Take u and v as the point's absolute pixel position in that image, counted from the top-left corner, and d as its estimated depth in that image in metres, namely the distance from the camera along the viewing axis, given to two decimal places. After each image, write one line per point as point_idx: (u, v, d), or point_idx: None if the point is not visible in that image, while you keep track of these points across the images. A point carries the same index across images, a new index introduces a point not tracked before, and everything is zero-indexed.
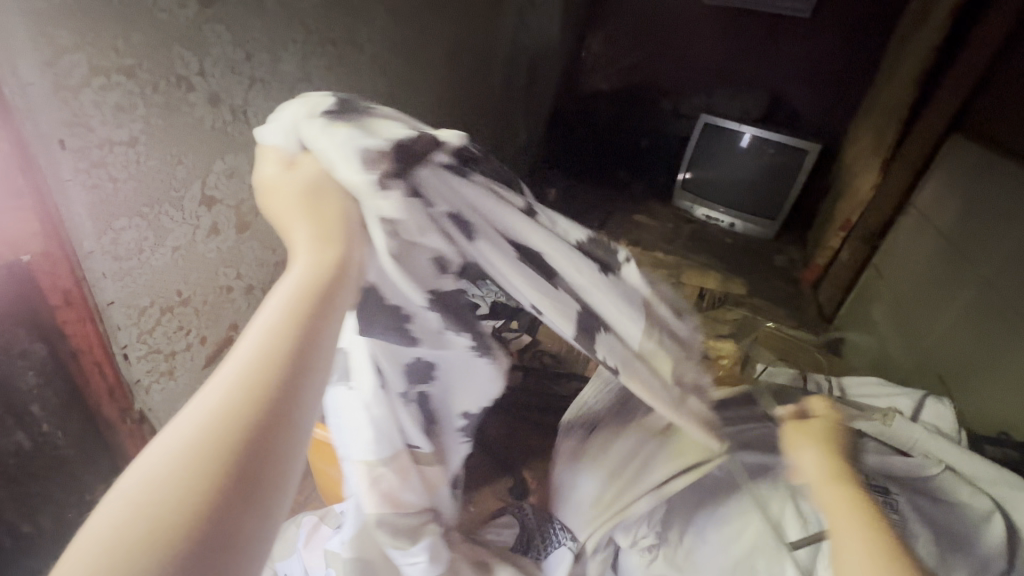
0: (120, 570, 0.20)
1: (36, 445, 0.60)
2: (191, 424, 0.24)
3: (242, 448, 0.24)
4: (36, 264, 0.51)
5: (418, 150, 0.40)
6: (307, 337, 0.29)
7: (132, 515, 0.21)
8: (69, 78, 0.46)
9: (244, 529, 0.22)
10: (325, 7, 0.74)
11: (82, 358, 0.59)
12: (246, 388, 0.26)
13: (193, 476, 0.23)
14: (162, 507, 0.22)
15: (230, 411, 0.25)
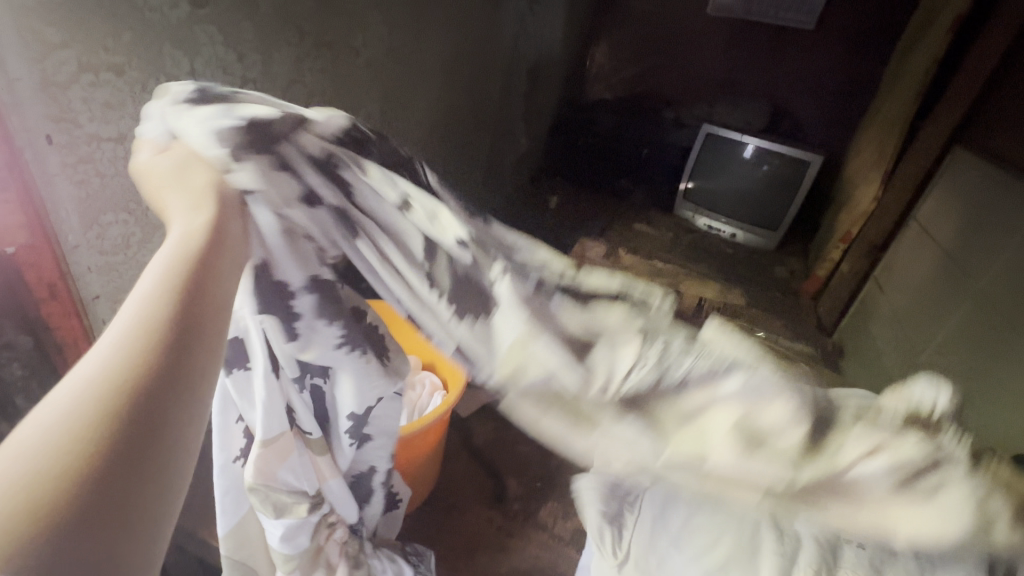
0: (26, 519, 0.22)
1: None
2: (68, 402, 0.25)
3: (140, 403, 0.26)
4: (21, 255, 0.52)
5: (279, 128, 0.39)
6: (190, 299, 0.31)
7: (6, 492, 0.22)
8: (57, 74, 0.47)
9: (139, 488, 0.24)
10: (321, 11, 0.75)
11: (67, 352, 0.60)
12: (125, 365, 0.27)
13: (91, 432, 0.24)
14: (60, 463, 0.23)
15: (110, 389, 0.26)
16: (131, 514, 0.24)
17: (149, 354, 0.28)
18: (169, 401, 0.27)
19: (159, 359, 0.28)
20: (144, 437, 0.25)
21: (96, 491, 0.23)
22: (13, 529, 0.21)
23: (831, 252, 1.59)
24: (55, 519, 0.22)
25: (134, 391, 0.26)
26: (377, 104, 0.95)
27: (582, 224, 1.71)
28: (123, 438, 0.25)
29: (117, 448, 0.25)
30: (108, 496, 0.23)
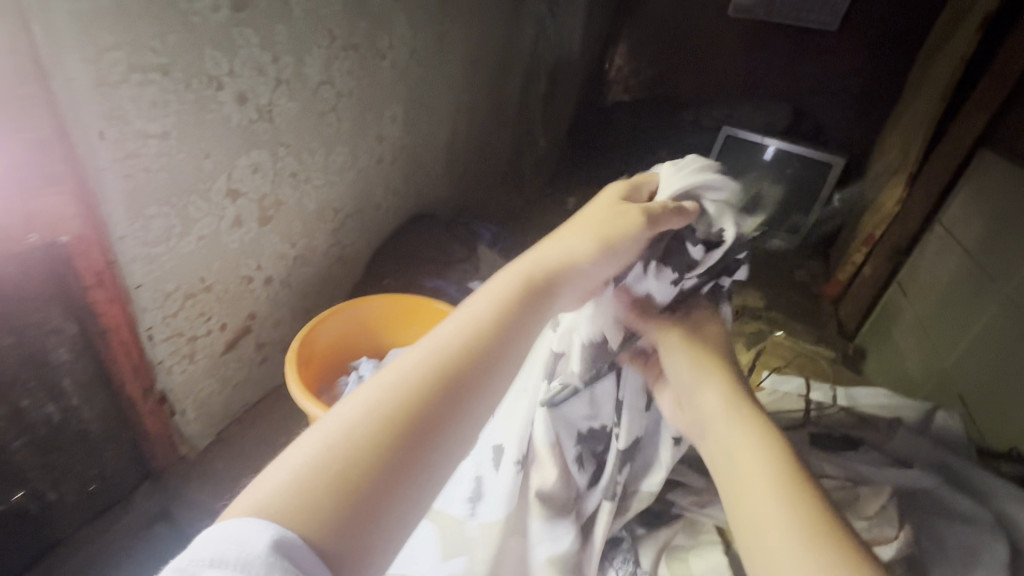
0: (320, 475, 0.29)
1: (65, 418, 0.65)
2: (382, 391, 0.33)
3: (417, 417, 0.32)
4: (73, 245, 0.55)
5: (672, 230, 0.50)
6: (485, 348, 0.37)
7: (335, 435, 0.31)
8: (110, 74, 0.51)
9: (386, 488, 0.30)
10: (350, 14, 0.78)
11: (110, 338, 0.63)
12: (424, 378, 0.34)
13: (381, 424, 0.31)
14: (354, 442, 0.30)
15: (407, 393, 0.33)
16: (377, 521, 0.29)
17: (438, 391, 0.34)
18: (436, 435, 0.33)
19: (439, 398, 0.34)
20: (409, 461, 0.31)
21: (371, 481, 0.30)
22: (315, 492, 0.28)
23: (854, 256, 1.60)
24: (340, 491, 0.29)
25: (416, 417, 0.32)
26: (400, 105, 0.98)
27: None
28: (397, 453, 0.31)
29: (388, 461, 0.30)
30: (369, 495, 0.29)
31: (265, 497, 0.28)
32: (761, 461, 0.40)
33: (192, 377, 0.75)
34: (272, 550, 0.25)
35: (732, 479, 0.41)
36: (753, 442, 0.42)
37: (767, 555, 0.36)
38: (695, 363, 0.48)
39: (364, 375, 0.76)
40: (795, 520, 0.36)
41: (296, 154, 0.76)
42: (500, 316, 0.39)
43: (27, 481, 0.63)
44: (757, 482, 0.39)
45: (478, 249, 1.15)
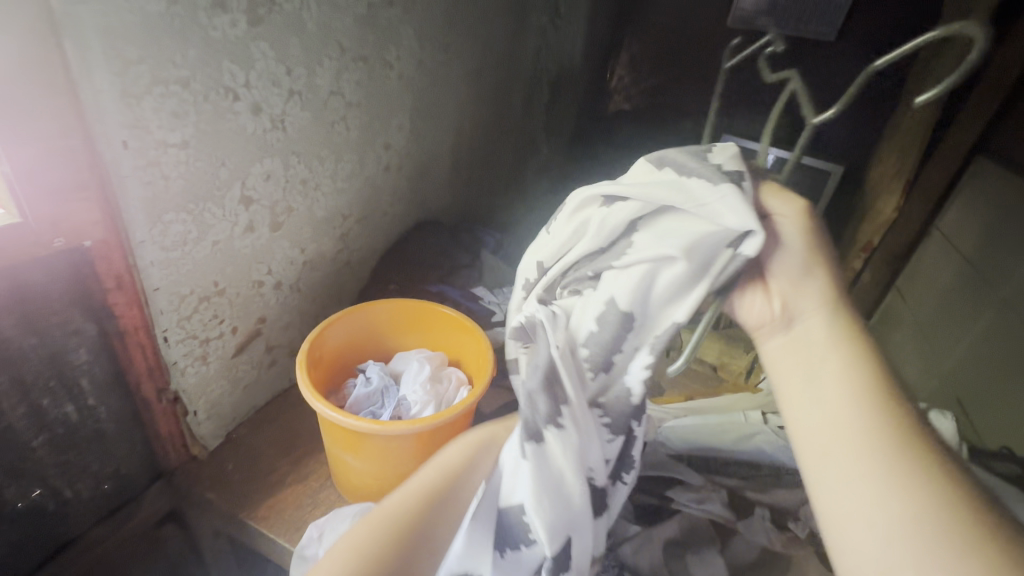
0: None
1: (82, 418, 0.66)
2: (358, 531, 0.49)
3: (375, 555, 0.47)
4: (96, 249, 0.57)
5: (637, 215, 0.47)
6: (428, 502, 0.52)
7: (326, 564, 0.47)
8: (134, 86, 0.53)
9: None
10: (360, 27, 0.80)
11: (128, 339, 0.65)
12: (385, 521, 0.49)
13: (354, 556, 0.47)
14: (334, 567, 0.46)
15: (373, 535, 0.48)
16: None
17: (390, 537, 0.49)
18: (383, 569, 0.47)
19: (389, 543, 0.48)
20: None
21: None
22: None
23: (853, 261, 1.56)
24: None
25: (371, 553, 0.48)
26: (406, 114, 1.00)
27: None
28: None
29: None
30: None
31: None
32: (848, 370, 0.39)
33: (204, 379, 0.77)
34: None
35: (812, 385, 0.40)
36: (846, 349, 0.40)
37: (824, 451, 0.38)
38: (806, 250, 0.43)
39: (371, 377, 0.78)
40: (868, 440, 0.36)
41: (307, 162, 0.79)
42: (445, 481, 0.53)
43: (45, 479, 0.65)
44: (839, 393, 0.39)
45: (482, 255, 1.17)
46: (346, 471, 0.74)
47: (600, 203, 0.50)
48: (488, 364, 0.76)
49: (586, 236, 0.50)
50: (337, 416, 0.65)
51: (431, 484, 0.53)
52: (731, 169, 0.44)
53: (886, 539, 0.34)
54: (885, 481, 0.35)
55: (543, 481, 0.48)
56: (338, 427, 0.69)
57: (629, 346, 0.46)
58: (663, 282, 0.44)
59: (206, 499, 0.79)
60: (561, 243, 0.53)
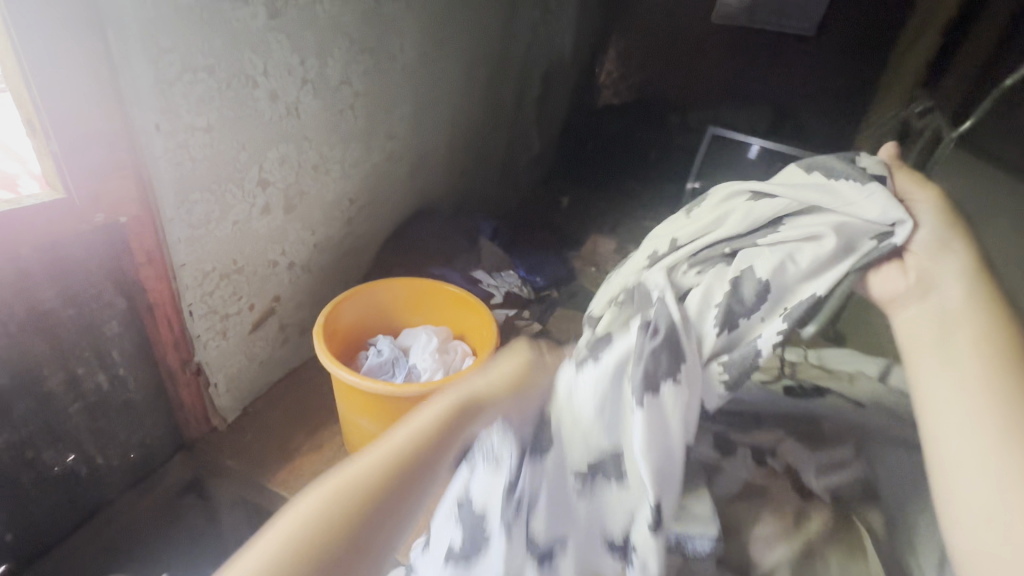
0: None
1: (112, 387, 0.71)
2: (308, 507, 0.40)
3: (334, 532, 0.39)
4: (131, 225, 0.62)
5: (784, 207, 0.52)
6: (405, 469, 0.44)
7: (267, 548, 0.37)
8: (167, 73, 0.58)
9: None
10: (367, 20, 0.85)
11: (156, 312, 0.70)
12: (345, 493, 0.41)
13: (305, 533, 0.38)
14: (278, 546, 0.37)
15: (327, 513, 0.40)
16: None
17: (358, 509, 0.40)
18: (350, 547, 0.39)
19: (351, 520, 0.40)
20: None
21: None
22: None
23: None
24: None
25: (338, 532, 0.39)
26: (407, 105, 1.05)
27: (593, 223, 1.78)
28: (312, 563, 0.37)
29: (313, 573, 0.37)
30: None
31: None
32: (980, 345, 0.44)
33: (224, 352, 0.81)
34: None
35: (948, 351, 0.45)
36: (984, 322, 0.44)
37: (951, 407, 0.42)
38: (944, 234, 0.48)
39: (382, 349, 0.83)
40: (995, 404, 0.41)
41: (317, 148, 0.83)
42: (426, 437, 0.46)
43: (80, 444, 0.70)
44: (969, 365, 0.43)
45: (480, 240, 1.22)
46: (360, 435, 0.79)
47: (746, 196, 0.56)
48: (490, 336, 0.81)
49: (730, 223, 0.54)
50: (357, 380, 0.70)
51: (411, 442, 0.46)
52: (874, 175, 0.51)
53: (1003, 493, 0.38)
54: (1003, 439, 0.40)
55: (653, 439, 0.47)
56: (351, 391, 0.74)
57: (758, 314, 0.50)
58: (798, 267, 0.49)
59: (227, 467, 0.84)
60: (699, 227, 0.57)
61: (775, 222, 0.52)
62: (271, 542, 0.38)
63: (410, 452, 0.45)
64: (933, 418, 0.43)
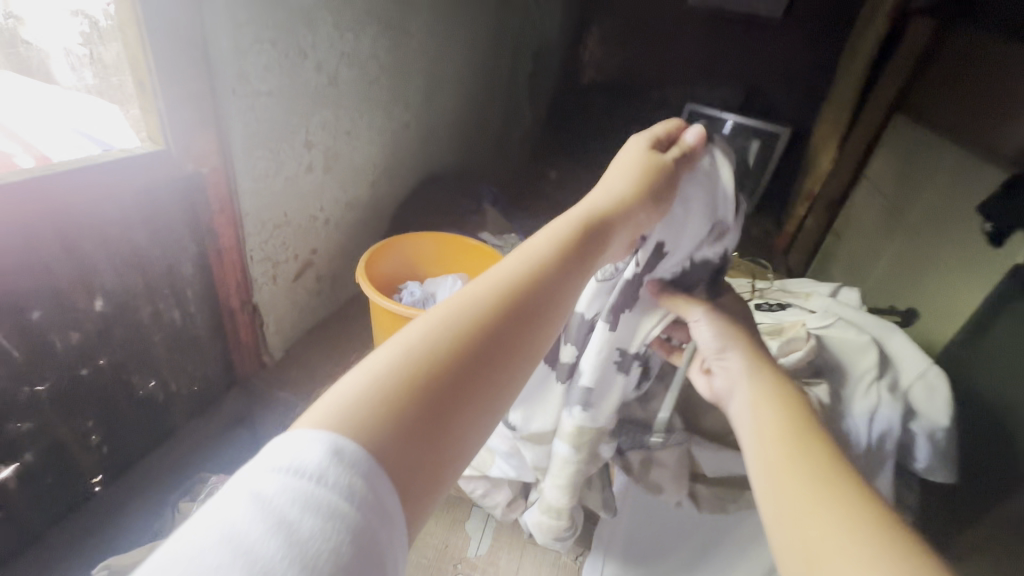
0: (389, 389, 0.29)
1: (186, 323, 0.81)
2: (444, 316, 0.33)
3: (476, 344, 0.32)
4: (210, 175, 0.72)
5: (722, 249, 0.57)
6: (545, 284, 0.37)
7: (399, 354, 0.30)
8: (241, 43, 0.68)
9: (443, 415, 0.30)
10: (391, 1, 0.96)
11: (223, 255, 0.80)
12: (485, 304, 0.34)
13: (445, 340, 0.31)
14: (415, 351, 0.31)
15: (464, 323, 0.33)
16: (423, 477, 0.28)
17: (464, 351, 0.32)
18: (495, 365, 0.33)
19: (496, 327, 0.34)
20: (440, 426, 0.29)
21: (439, 389, 0.30)
22: (366, 411, 0.27)
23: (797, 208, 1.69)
24: (404, 406, 0.29)
25: (445, 375, 0.30)
26: (420, 78, 1.15)
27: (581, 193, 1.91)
28: (456, 369, 0.31)
29: (431, 409, 0.29)
30: (406, 443, 0.28)
31: (342, 400, 0.28)
32: (796, 454, 0.41)
33: (272, 295, 0.93)
34: (329, 458, 0.25)
35: (776, 461, 0.41)
36: (785, 431, 0.43)
37: (803, 522, 0.36)
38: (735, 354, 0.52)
39: (413, 290, 0.95)
40: (842, 514, 0.35)
41: (350, 115, 0.94)
42: (535, 274, 0.37)
43: (160, 372, 0.80)
44: (795, 477, 0.39)
45: (484, 205, 1.34)
46: None
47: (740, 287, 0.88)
48: None
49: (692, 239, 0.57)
50: (403, 309, 0.81)
51: (525, 269, 0.37)
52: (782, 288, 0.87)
53: None
54: (852, 532, 0.34)
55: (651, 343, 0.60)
56: (389, 319, 0.86)
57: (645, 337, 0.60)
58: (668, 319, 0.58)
59: (277, 398, 0.95)
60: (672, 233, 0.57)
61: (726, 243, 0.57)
62: (364, 381, 0.29)
63: (518, 286, 0.36)
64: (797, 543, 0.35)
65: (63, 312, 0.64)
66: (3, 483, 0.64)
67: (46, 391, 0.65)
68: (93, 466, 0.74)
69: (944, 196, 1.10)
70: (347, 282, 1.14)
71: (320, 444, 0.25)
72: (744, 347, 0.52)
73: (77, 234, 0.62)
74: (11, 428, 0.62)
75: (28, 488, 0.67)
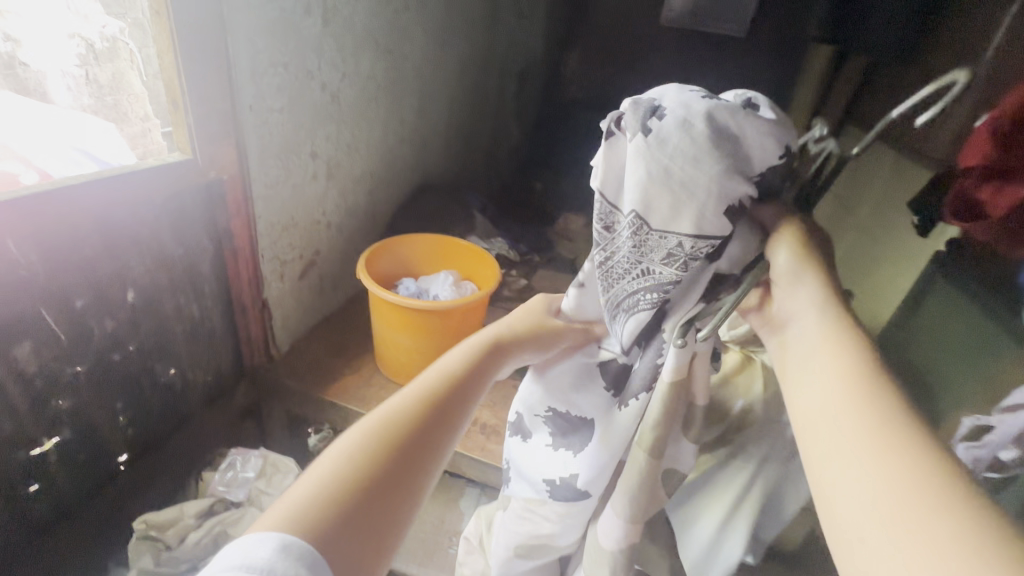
0: (331, 488, 0.37)
1: (203, 317, 0.89)
2: (368, 425, 0.43)
3: (396, 448, 0.41)
4: (230, 181, 0.81)
5: (743, 150, 0.44)
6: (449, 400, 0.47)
7: (338, 462, 0.39)
8: (258, 66, 0.79)
9: (371, 508, 0.38)
10: (388, 27, 1.07)
11: (238, 254, 0.89)
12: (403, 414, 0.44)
13: (373, 448, 0.41)
14: (347, 459, 0.40)
15: (386, 430, 0.42)
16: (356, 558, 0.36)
17: (382, 464, 0.40)
18: (413, 465, 0.42)
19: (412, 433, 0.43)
20: (365, 526, 0.37)
21: (369, 486, 0.39)
22: (313, 508, 0.36)
23: None
24: (339, 501, 0.37)
25: (369, 480, 0.39)
26: (413, 95, 1.25)
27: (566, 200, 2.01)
28: (382, 471, 0.40)
29: (360, 503, 0.38)
30: (337, 541, 0.35)
31: (293, 504, 0.36)
32: (845, 373, 0.37)
33: (280, 292, 1.01)
34: (278, 549, 0.32)
35: (808, 378, 0.39)
36: (839, 348, 0.39)
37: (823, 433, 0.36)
38: (805, 263, 0.43)
39: (410, 286, 1.04)
40: (884, 446, 0.33)
41: (352, 128, 1.05)
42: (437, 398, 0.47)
43: (181, 362, 0.88)
44: (837, 399, 0.36)
45: (474, 212, 1.44)
46: (394, 347, 1.00)
47: None
48: (496, 275, 1.03)
49: (714, 162, 0.43)
50: (401, 300, 0.90)
51: (433, 387, 0.48)
52: None
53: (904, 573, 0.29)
54: (874, 462, 0.32)
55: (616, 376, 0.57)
56: (389, 310, 0.95)
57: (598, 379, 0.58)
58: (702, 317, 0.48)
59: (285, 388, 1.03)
60: (681, 164, 0.43)
61: (746, 144, 0.44)
62: (304, 495, 0.37)
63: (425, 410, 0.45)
64: (830, 474, 0.34)
65: (101, 302, 0.72)
66: (45, 459, 0.71)
67: (84, 372, 0.72)
68: (120, 447, 0.81)
69: (886, 195, 1.23)
70: (346, 283, 1.22)
71: (272, 542, 0.33)
72: (806, 254, 0.43)
73: (115, 233, 0.70)
74: (54, 405, 0.70)
75: (65, 464, 0.74)
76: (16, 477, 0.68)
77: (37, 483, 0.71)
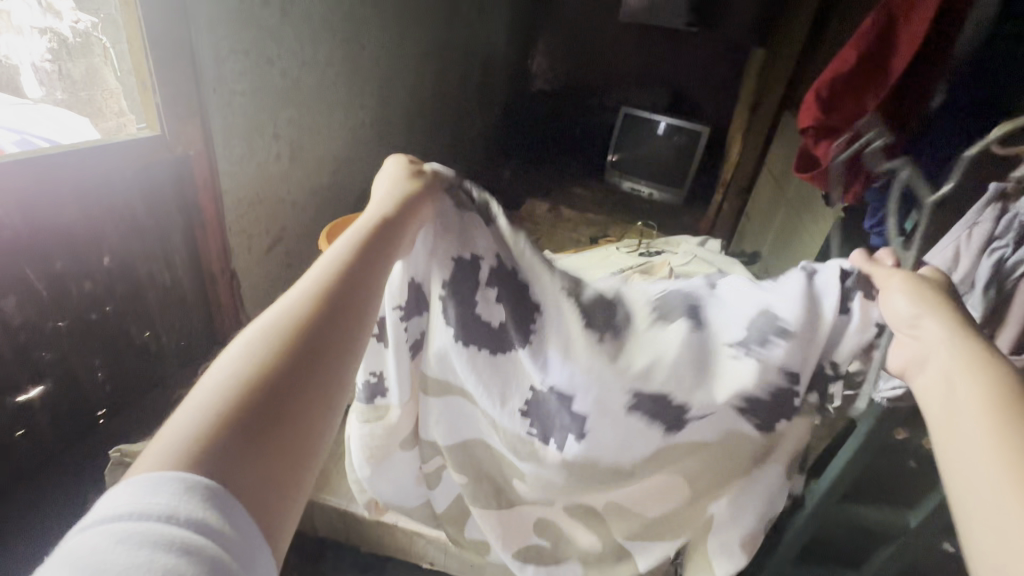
0: (228, 404, 0.27)
1: (174, 285, 0.96)
2: (262, 325, 0.31)
3: (302, 334, 0.31)
4: (197, 156, 0.89)
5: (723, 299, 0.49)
6: (356, 273, 0.36)
7: (234, 370, 0.29)
8: (220, 53, 0.87)
9: (293, 411, 0.29)
10: (344, 18, 1.15)
11: (207, 226, 0.96)
12: (304, 299, 0.33)
13: (271, 347, 0.30)
14: (241, 364, 0.29)
15: (282, 323, 0.32)
16: (280, 483, 0.27)
17: (292, 350, 0.30)
18: (330, 352, 0.32)
19: (320, 317, 0.32)
20: (291, 431, 0.28)
21: (282, 390, 0.29)
22: (209, 434, 0.26)
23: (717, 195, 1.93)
24: (243, 410, 0.27)
25: (278, 376, 0.29)
26: (373, 82, 1.34)
27: (533, 187, 2.09)
28: (293, 366, 0.30)
29: (265, 415, 0.28)
30: (247, 457, 0.26)
31: (179, 436, 0.26)
32: None
33: (248, 263, 1.09)
34: (178, 492, 0.24)
35: None
36: None
37: None
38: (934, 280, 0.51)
39: None
40: None
41: (313, 113, 1.13)
42: (345, 269, 0.36)
43: (155, 325, 0.95)
44: None
45: None
46: None
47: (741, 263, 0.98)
48: None
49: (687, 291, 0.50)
50: None
51: (333, 263, 0.36)
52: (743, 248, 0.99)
53: None
54: None
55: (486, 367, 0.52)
56: None
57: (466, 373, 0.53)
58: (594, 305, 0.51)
59: None
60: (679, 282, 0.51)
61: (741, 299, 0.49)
62: (196, 415, 0.27)
63: (331, 285, 0.35)
64: None
65: (79, 264, 0.80)
66: (29, 405, 0.79)
67: (65, 327, 0.80)
68: (98, 400, 0.89)
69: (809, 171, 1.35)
70: (312, 258, 1.30)
71: (161, 486, 0.24)
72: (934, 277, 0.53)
73: (89, 200, 0.78)
74: (39, 355, 0.78)
75: (48, 412, 0.82)
76: (4, 421, 0.76)
77: (22, 428, 0.79)
